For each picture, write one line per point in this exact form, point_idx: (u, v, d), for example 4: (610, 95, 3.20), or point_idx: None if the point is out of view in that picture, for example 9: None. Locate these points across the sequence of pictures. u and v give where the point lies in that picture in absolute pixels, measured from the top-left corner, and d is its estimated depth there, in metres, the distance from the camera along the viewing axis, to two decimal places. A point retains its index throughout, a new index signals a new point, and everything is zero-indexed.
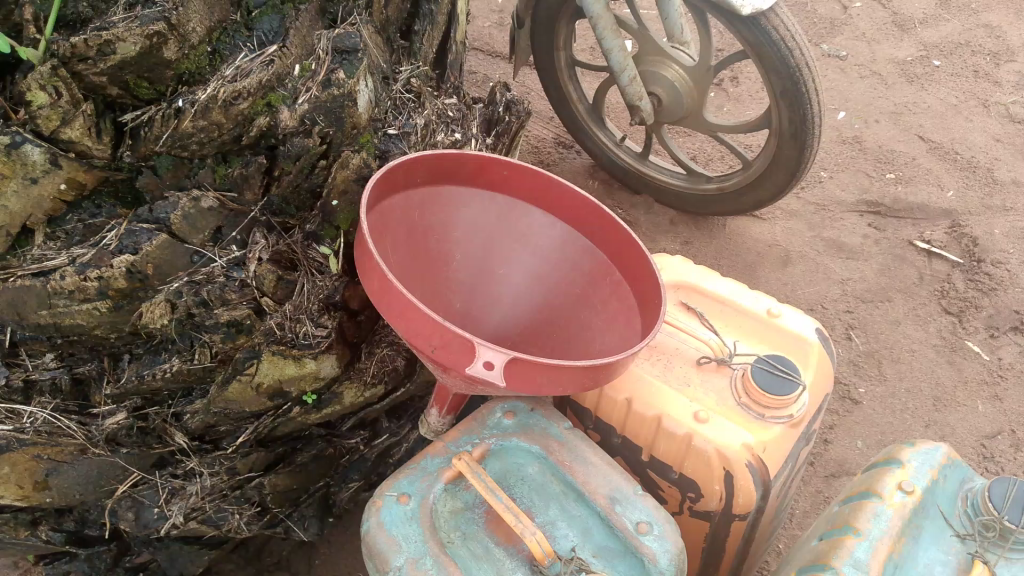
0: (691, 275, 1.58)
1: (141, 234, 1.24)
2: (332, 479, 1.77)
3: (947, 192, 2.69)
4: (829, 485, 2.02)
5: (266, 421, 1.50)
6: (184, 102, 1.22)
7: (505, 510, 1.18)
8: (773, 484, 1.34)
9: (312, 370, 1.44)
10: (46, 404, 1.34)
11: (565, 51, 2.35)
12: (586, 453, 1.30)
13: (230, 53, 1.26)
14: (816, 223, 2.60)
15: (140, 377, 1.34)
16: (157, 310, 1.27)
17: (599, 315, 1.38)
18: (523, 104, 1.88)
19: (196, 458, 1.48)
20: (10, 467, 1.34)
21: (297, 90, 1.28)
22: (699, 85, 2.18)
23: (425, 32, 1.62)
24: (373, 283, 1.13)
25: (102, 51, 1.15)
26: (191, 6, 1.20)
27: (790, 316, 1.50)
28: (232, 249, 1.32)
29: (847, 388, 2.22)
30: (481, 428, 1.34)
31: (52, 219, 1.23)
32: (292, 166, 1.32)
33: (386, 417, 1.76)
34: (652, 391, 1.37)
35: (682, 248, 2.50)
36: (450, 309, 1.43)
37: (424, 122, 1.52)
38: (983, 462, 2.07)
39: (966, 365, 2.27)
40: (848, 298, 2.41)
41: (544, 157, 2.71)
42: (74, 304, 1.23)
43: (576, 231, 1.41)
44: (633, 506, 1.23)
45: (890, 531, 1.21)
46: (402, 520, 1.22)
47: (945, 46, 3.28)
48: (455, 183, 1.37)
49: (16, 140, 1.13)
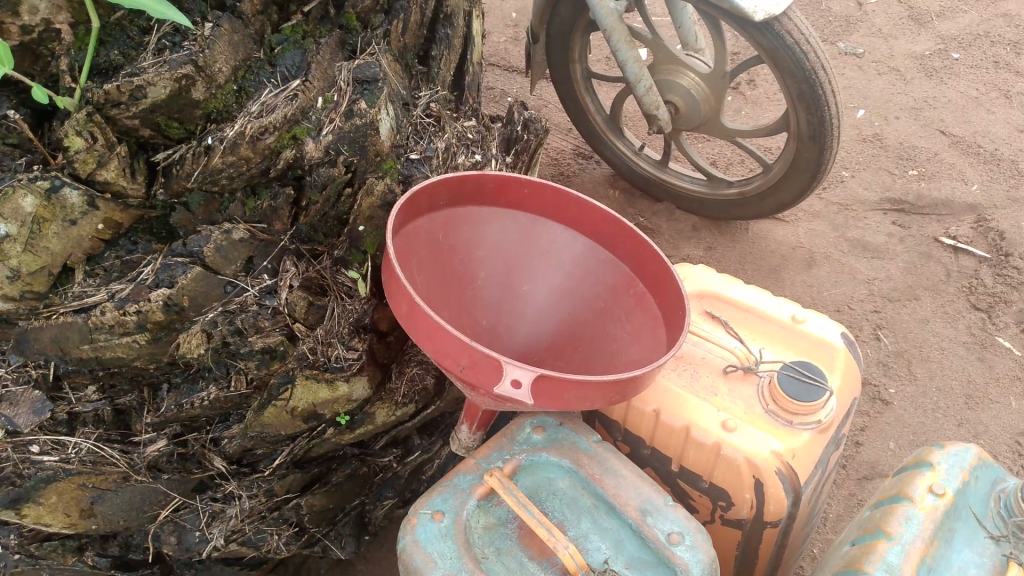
0: (715, 283, 1.59)
1: (177, 268, 1.28)
2: (367, 497, 1.80)
3: (972, 186, 2.67)
4: (862, 488, 2.01)
5: (302, 443, 1.54)
6: (212, 139, 1.27)
7: (538, 525, 1.20)
8: (803, 490, 1.34)
9: (345, 393, 1.48)
10: (90, 435, 1.37)
11: (580, 64, 2.38)
12: (616, 466, 1.32)
13: (255, 90, 1.30)
14: (839, 224, 2.59)
15: (179, 406, 1.38)
16: (193, 340, 1.32)
17: (624, 328, 1.40)
18: (541, 121, 1.91)
19: (235, 482, 1.51)
20: (57, 497, 1.37)
21: (320, 122, 1.33)
22: (715, 92, 2.19)
23: (442, 56, 1.65)
24: (401, 306, 1.16)
25: (134, 95, 1.20)
26: (217, 47, 1.24)
27: (815, 321, 1.50)
28: (264, 278, 1.35)
29: (877, 388, 2.21)
30: (511, 444, 1.36)
31: (91, 257, 1.28)
32: (318, 196, 1.37)
33: (418, 434, 1.80)
34: (679, 402, 1.38)
35: (705, 254, 2.51)
36: (476, 327, 1.46)
37: (444, 146, 1.55)
38: (1019, 460, 2.05)
39: (997, 361, 2.25)
40: (874, 297, 2.40)
41: (563, 169, 2.73)
42: (114, 338, 1.28)
43: (597, 245, 1.43)
44: (664, 516, 1.25)
45: (923, 534, 1.21)
46: (437, 537, 1.24)
47: (963, 38, 3.25)
48: (477, 203, 1.39)
49: (56, 185, 1.18)
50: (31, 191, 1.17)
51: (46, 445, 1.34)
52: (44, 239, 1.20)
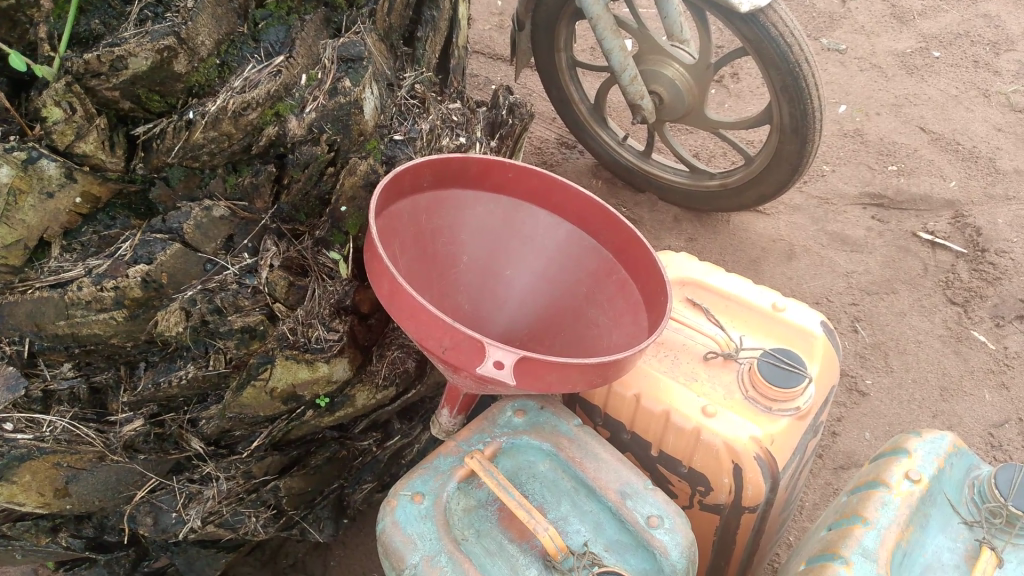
0: (696, 271, 1.60)
1: (156, 244, 1.27)
2: (346, 481, 1.79)
3: (950, 182, 2.70)
4: (838, 477, 2.04)
5: (280, 425, 1.53)
6: (194, 114, 1.25)
7: (518, 507, 1.20)
8: (781, 475, 1.36)
9: (325, 374, 1.47)
10: (65, 413, 1.35)
11: (565, 52, 2.37)
12: (597, 450, 1.32)
13: (238, 65, 1.29)
14: (820, 217, 2.61)
15: (156, 385, 1.37)
16: (172, 318, 1.30)
17: (606, 313, 1.40)
18: (526, 107, 1.90)
19: (213, 463, 1.50)
20: (31, 476, 1.34)
21: (304, 99, 1.32)
22: (699, 83, 2.20)
23: (427, 38, 1.65)
24: (383, 286, 1.15)
25: (114, 66, 1.18)
26: (200, 19, 1.22)
27: (795, 309, 1.51)
28: (244, 257, 1.34)
29: (854, 380, 2.24)
30: (492, 427, 1.36)
31: (68, 231, 1.26)
32: (300, 174, 1.35)
33: (398, 418, 1.79)
34: (659, 387, 1.39)
35: (687, 244, 2.52)
36: (457, 311, 1.45)
37: (429, 127, 1.54)
38: (990, 451, 2.09)
39: (972, 355, 2.28)
40: (853, 290, 2.43)
41: (547, 158, 2.73)
42: (91, 313, 1.26)
43: (581, 231, 1.43)
44: (644, 500, 1.25)
45: (898, 519, 1.23)
46: (417, 518, 1.24)
47: (944, 37, 3.28)
48: (460, 186, 1.39)
49: (33, 156, 1.16)
50: (7, 161, 1.14)
51: (20, 423, 1.32)
52: (20, 212, 1.18)
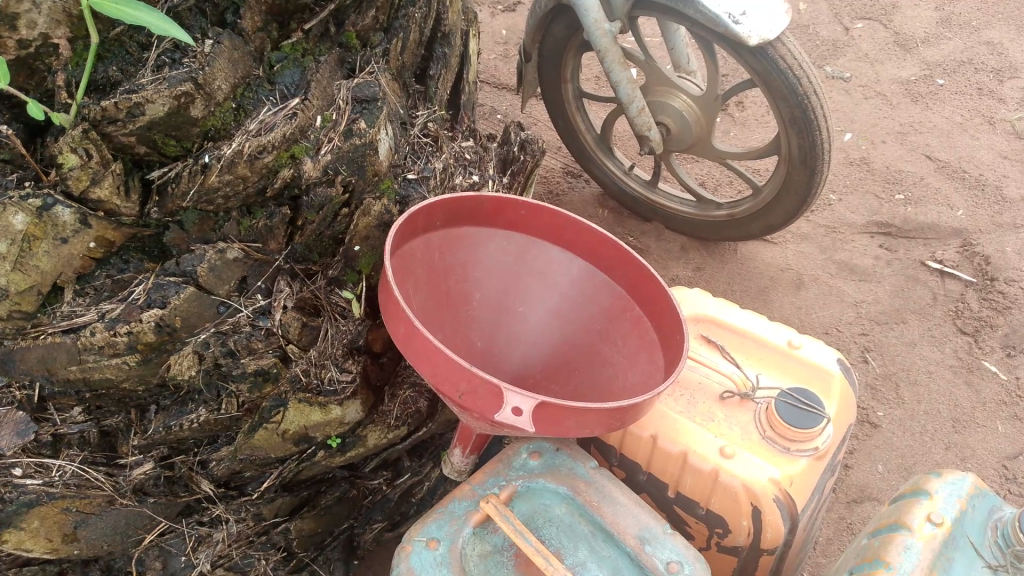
0: (710, 307, 1.58)
1: (169, 287, 1.26)
2: (355, 520, 1.77)
3: (957, 211, 2.69)
4: (852, 511, 2.02)
5: (291, 465, 1.52)
6: (209, 158, 1.24)
7: (535, 554, 1.18)
8: (800, 517, 1.34)
9: (337, 416, 1.48)
10: (74, 457, 1.33)
11: (572, 83, 2.37)
12: (614, 493, 1.30)
13: (254, 108, 1.28)
14: (828, 246, 2.61)
15: (167, 428, 1.35)
16: (185, 362, 1.30)
17: (620, 351, 1.38)
18: (538, 143, 1.90)
19: (222, 505, 1.49)
20: (40, 521, 1.31)
21: (319, 141, 1.32)
22: (707, 115, 2.19)
23: (439, 75, 1.65)
24: (398, 328, 1.14)
25: (131, 112, 1.18)
26: (217, 65, 1.22)
27: (811, 347, 1.50)
28: (258, 298, 1.34)
29: (866, 412, 2.21)
30: (507, 470, 1.34)
31: (81, 276, 1.24)
32: (315, 216, 1.36)
33: (407, 456, 1.76)
34: (676, 428, 1.37)
35: (694, 274, 2.51)
36: (470, 349, 1.44)
37: (442, 166, 1.55)
38: (1006, 484, 2.07)
39: (984, 386, 2.27)
40: (862, 320, 2.41)
41: (553, 187, 2.72)
42: (104, 358, 1.25)
43: (594, 268, 1.41)
44: (663, 545, 1.24)
45: (922, 564, 1.21)
46: (432, 565, 1.22)
47: (948, 64, 3.29)
48: (473, 223, 1.38)
49: (48, 203, 1.15)
50: (22, 208, 1.13)
51: (29, 468, 1.28)
52: (34, 258, 1.17)
